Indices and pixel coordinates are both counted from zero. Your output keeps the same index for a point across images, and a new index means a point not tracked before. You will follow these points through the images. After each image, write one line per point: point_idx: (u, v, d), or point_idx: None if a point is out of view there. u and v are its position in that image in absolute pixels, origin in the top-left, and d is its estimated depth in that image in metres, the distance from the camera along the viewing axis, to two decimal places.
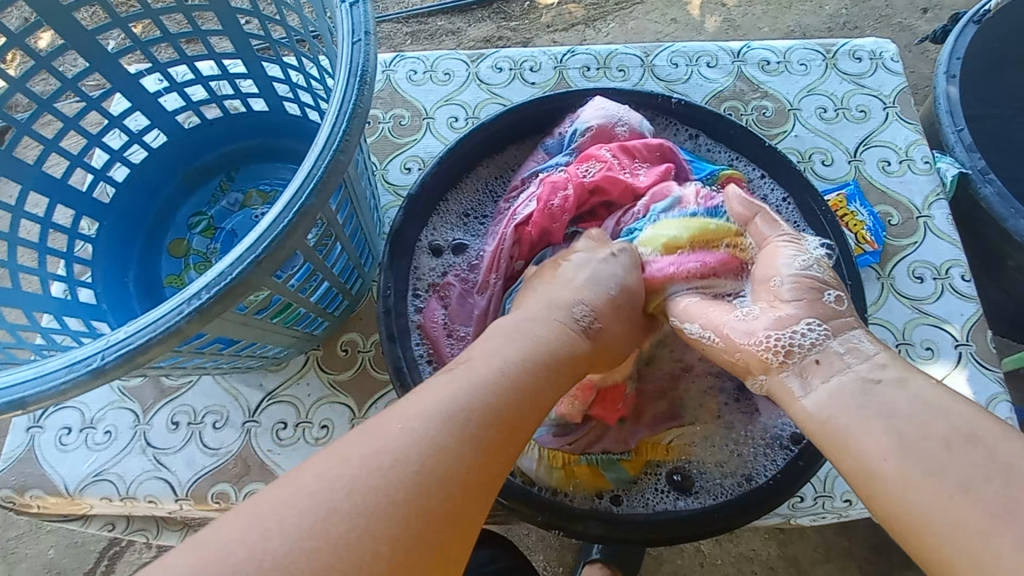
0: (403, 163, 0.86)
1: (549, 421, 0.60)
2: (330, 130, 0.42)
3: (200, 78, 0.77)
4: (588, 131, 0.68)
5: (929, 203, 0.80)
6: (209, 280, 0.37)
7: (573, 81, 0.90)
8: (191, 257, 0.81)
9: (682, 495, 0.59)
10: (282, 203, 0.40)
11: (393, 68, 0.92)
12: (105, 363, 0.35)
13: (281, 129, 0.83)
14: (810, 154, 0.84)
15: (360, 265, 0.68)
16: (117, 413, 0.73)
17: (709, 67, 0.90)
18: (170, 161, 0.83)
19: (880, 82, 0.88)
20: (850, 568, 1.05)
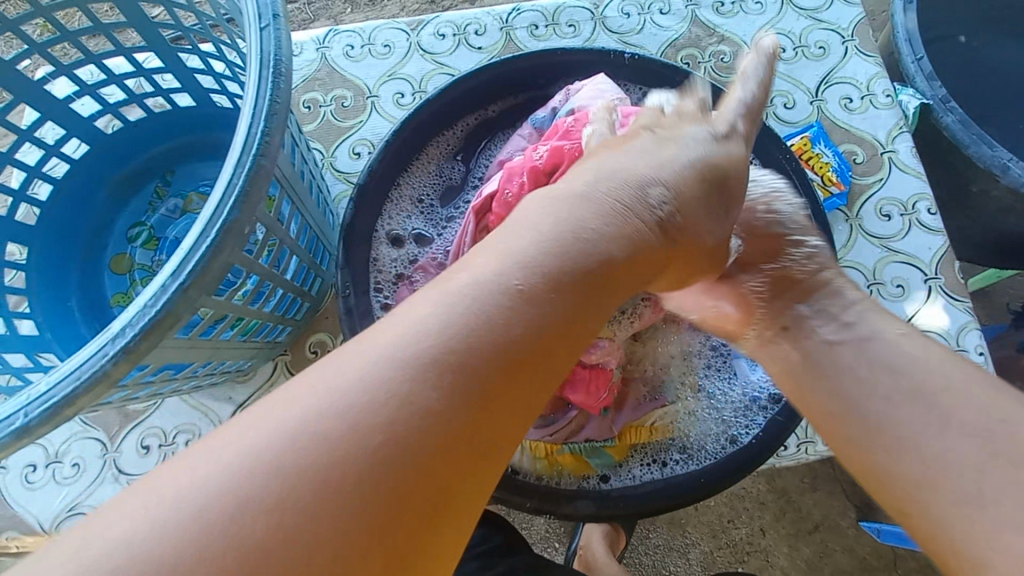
0: (351, 148, 0.82)
1: None
2: (247, 131, 0.38)
3: (114, 77, 0.70)
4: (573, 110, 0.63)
5: (893, 137, 0.79)
6: (133, 315, 0.34)
7: (521, 42, 0.85)
8: (135, 272, 0.76)
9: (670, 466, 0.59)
10: (202, 221, 0.36)
11: (328, 45, 0.86)
12: (30, 420, 0.32)
13: (214, 123, 0.77)
14: (771, 98, 0.81)
15: (316, 265, 0.65)
16: (83, 444, 0.70)
17: (662, 14, 0.85)
18: (96, 171, 0.76)
19: (837, 14, 0.85)
20: (835, 494, 1.09)
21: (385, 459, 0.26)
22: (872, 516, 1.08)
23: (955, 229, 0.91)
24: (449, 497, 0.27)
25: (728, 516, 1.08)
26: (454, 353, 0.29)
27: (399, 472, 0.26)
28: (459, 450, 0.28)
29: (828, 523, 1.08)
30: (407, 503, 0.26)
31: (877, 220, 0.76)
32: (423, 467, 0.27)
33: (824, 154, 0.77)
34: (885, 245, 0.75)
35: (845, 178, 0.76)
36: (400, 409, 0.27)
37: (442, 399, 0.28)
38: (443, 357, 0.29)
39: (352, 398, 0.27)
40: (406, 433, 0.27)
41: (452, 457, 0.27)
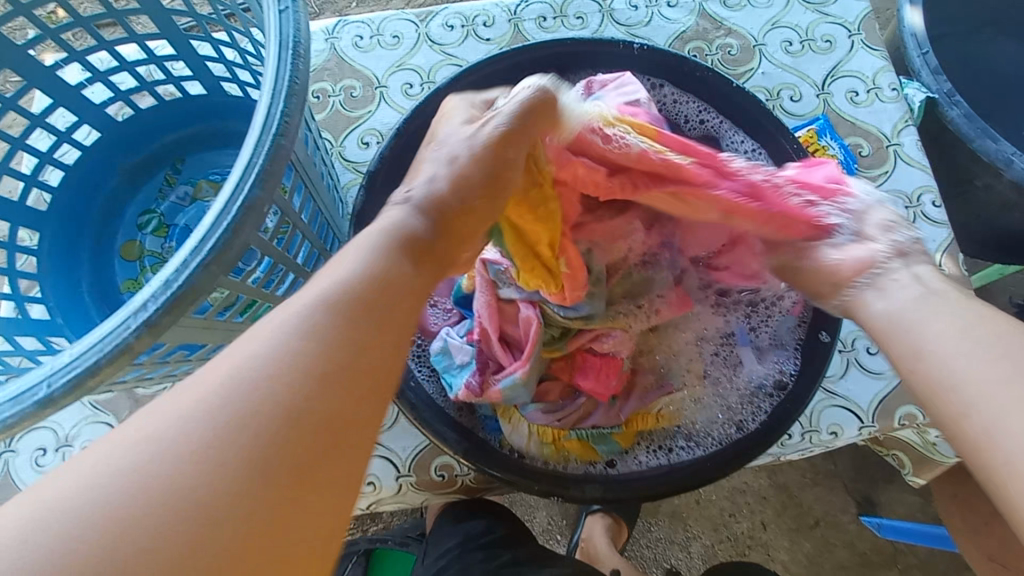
0: (360, 138, 0.82)
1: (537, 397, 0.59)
2: (266, 111, 0.38)
3: (126, 64, 0.71)
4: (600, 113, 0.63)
5: (898, 130, 0.80)
6: (156, 289, 0.35)
7: (529, 33, 0.86)
8: (146, 259, 0.77)
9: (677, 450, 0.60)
10: (223, 199, 0.37)
11: (337, 35, 0.86)
12: (54, 390, 0.33)
13: (224, 112, 0.77)
14: (778, 91, 0.82)
15: (327, 251, 0.65)
16: (93, 428, 0.71)
17: (670, 7, 0.86)
18: (107, 158, 0.77)
19: (844, 8, 0.85)
20: (836, 489, 1.10)
21: (271, 410, 0.29)
22: (872, 511, 1.09)
23: (959, 223, 0.92)
24: (339, 446, 0.31)
25: (729, 509, 1.09)
26: (317, 319, 0.33)
27: (280, 432, 0.29)
28: (331, 405, 0.31)
29: (829, 518, 1.09)
30: (300, 451, 0.29)
31: None
32: (298, 424, 0.30)
33: (830, 147, 0.78)
34: None
35: (850, 171, 0.77)
36: (288, 365, 0.31)
37: (315, 359, 0.32)
38: (307, 323, 0.33)
39: (264, 365, 0.31)
40: (270, 404, 0.30)
41: (330, 410, 0.31)
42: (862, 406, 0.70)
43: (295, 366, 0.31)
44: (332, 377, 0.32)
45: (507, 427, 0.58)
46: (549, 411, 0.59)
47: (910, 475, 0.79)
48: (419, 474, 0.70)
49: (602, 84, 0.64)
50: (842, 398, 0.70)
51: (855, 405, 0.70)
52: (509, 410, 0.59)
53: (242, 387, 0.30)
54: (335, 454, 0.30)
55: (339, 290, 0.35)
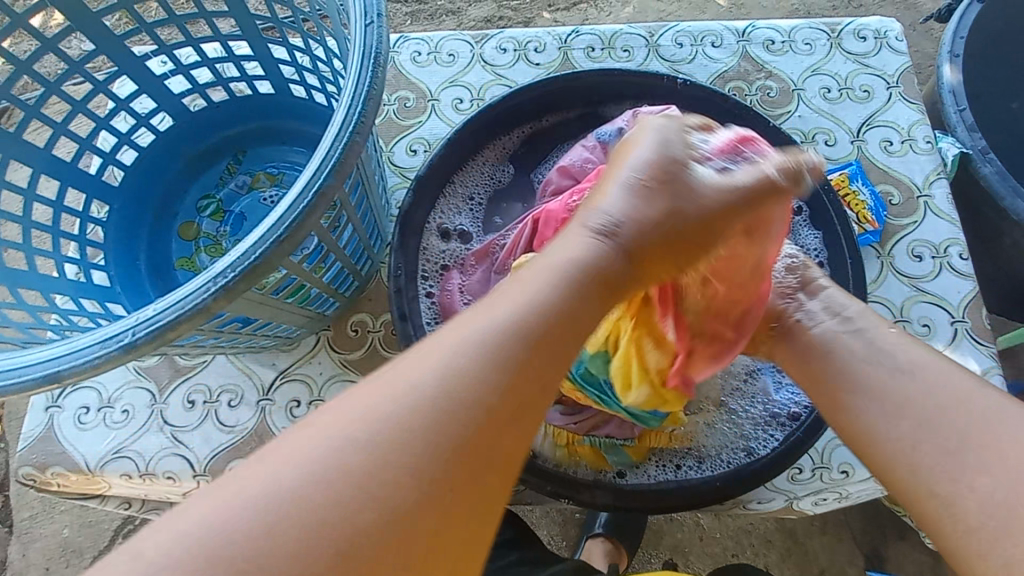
0: (408, 145, 0.87)
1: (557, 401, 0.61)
2: (345, 112, 0.43)
3: (207, 60, 0.77)
4: None
5: (930, 181, 0.81)
6: (234, 259, 0.39)
7: (577, 61, 0.90)
8: (200, 240, 0.82)
9: (690, 467, 0.61)
10: (301, 185, 0.41)
11: (397, 49, 0.92)
12: (137, 338, 0.37)
13: (288, 110, 0.83)
14: (813, 134, 0.84)
15: (370, 247, 0.69)
16: (133, 392, 0.75)
17: (714, 47, 0.90)
18: (177, 145, 0.83)
19: (884, 61, 0.88)
20: (844, 539, 1.08)
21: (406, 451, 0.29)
22: (880, 566, 1.07)
23: (985, 279, 0.92)
24: (489, 464, 0.30)
25: (732, 549, 1.08)
26: (475, 356, 0.32)
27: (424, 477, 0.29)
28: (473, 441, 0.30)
29: (835, 568, 1.07)
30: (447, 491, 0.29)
31: (909, 260, 0.78)
32: (441, 463, 0.29)
33: (860, 192, 0.80)
34: (915, 285, 0.77)
35: (879, 217, 0.79)
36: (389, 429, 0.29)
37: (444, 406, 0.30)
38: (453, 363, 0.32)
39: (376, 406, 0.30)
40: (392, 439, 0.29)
41: (477, 438, 0.30)
42: None
43: (440, 405, 0.30)
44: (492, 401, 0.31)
45: None
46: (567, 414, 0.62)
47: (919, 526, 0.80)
48: None
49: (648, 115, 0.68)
50: None
51: None
52: None
53: (352, 449, 0.28)
54: (489, 484, 0.30)
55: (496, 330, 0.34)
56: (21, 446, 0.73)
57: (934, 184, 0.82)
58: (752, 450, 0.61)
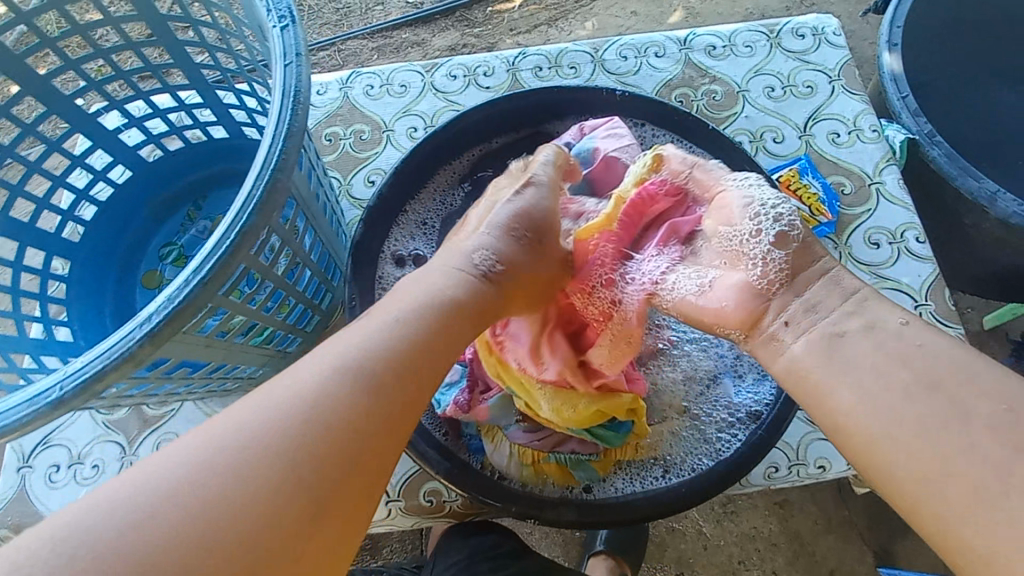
0: (366, 177, 0.88)
1: (519, 416, 0.60)
2: (266, 151, 0.44)
3: (158, 111, 0.79)
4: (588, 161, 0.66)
5: (880, 169, 0.82)
6: (160, 303, 0.39)
7: (526, 82, 0.92)
8: (164, 287, 0.82)
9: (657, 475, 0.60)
10: (224, 225, 0.41)
11: (350, 85, 0.94)
12: (64, 393, 0.37)
13: (242, 153, 0.84)
14: (761, 133, 0.86)
15: (327, 280, 0.70)
16: (104, 446, 0.74)
17: (657, 57, 0.92)
18: (136, 196, 0.84)
19: (824, 56, 0.90)
20: (850, 536, 1.06)
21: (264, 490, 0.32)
22: (889, 562, 1.05)
23: (951, 260, 0.93)
24: (346, 490, 0.34)
25: (738, 556, 1.06)
26: (320, 396, 0.36)
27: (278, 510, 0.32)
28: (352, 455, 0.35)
29: (843, 568, 1.05)
30: (302, 519, 0.32)
31: (866, 248, 0.78)
32: (293, 493, 0.32)
33: (811, 185, 0.81)
34: (874, 272, 0.77)
35: (833, 209, 0.80)
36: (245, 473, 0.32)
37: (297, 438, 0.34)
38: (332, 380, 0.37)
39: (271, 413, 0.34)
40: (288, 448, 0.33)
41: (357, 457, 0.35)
42: None
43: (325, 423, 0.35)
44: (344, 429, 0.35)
45: (489, 445, 0.60)
46: (530, 430, 0.60)
47: None
48: (408, 499, 0.71)
49: (593, 128, 0.69)
50: None
51: None
52: (492, 430, 0.60)
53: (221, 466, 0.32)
54: (344, 511, 0.34)
55: (339, 368, 0.38)
56: None
57: (884, 171, 0.83)
58: (721, 449, 0.60)
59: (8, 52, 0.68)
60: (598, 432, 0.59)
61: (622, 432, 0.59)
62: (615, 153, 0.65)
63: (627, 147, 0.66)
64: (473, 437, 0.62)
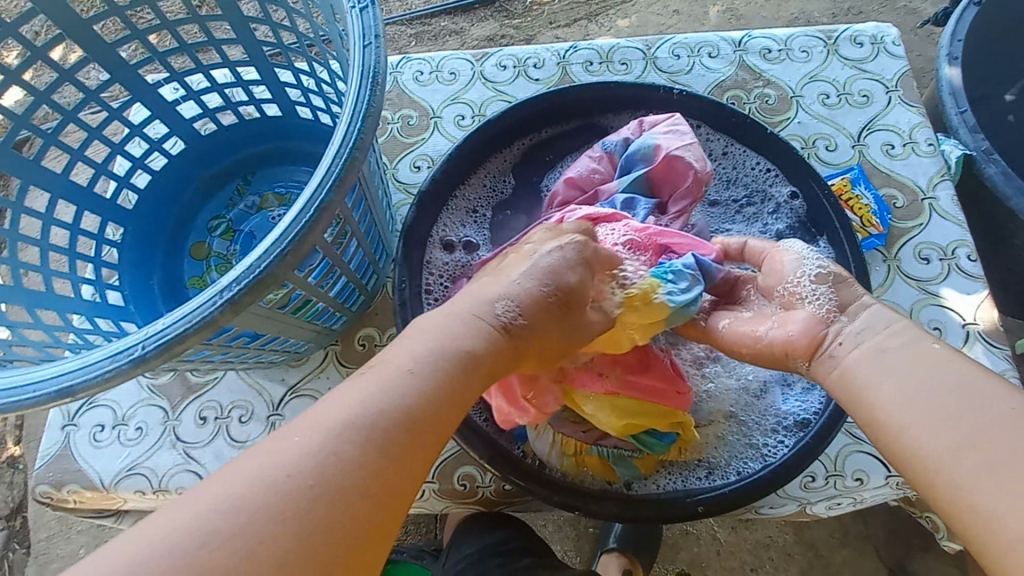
0: (413, 162, 0.89)
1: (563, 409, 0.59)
2: (345, 129, 0.44)
3: (217, 85, 0.80)
4: (649, 154, 0.67)
5: (933, 184, 0.81)
6: (239, 274, 0.40)
7: (577, 76, 0.92)
8: (212, 258, 0.84)
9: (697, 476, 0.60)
10: (302, 201, 0.42)
11: (400, 69, 0.94)
12: (146, 352, 0.38)
13: (295, 132, 0.85)
14: (813, 140, 0.85)
15: (376, 261, 0.70)
16: (147, 409, 0.76)
17: (711, 57, 0.91)
18: (189, 167, 0.85)
19: (882, 65, 0.89)
20: (866, 552, 1.06)
21: (334, 478, 0.35)
22: None
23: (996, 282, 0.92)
24: (394, 497, 0.36)
25: (751, 564, 1.06)
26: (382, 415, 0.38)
27: (342, 488, 0.35)
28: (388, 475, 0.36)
29: None
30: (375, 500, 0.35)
31: (916, 263, 0.77)
32: (370, 483, 0.35)
33: (864, 196, 0.80)
34: (923, 288, 0.76)
35: (884, 221, 0.79)
36: (305, 457, 0.35)
37: (356, 433, 0.37)
38: (386, 394, 0.39)
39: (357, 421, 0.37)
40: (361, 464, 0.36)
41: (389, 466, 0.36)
42: None
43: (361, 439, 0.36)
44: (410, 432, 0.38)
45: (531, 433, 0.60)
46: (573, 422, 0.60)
47: (944, 539, 0.79)
48: (443, 482, 0.72)
49: (653, 124, 0.70)
50: (868, 444, 0.70)
51: (882, 453, 0.70)
52: None
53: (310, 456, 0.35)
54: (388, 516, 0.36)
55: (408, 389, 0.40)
56: (37, 464, 0.74)
57: (939, 185, 0.81)
58: (766, 454, 0.60)
59: (79, 19, 0.70)
60: (642, 437, 0.58)
61: (665, 441, 0.59)
62: (678, 151, 0.65)
63: (691, 145, 0.66)
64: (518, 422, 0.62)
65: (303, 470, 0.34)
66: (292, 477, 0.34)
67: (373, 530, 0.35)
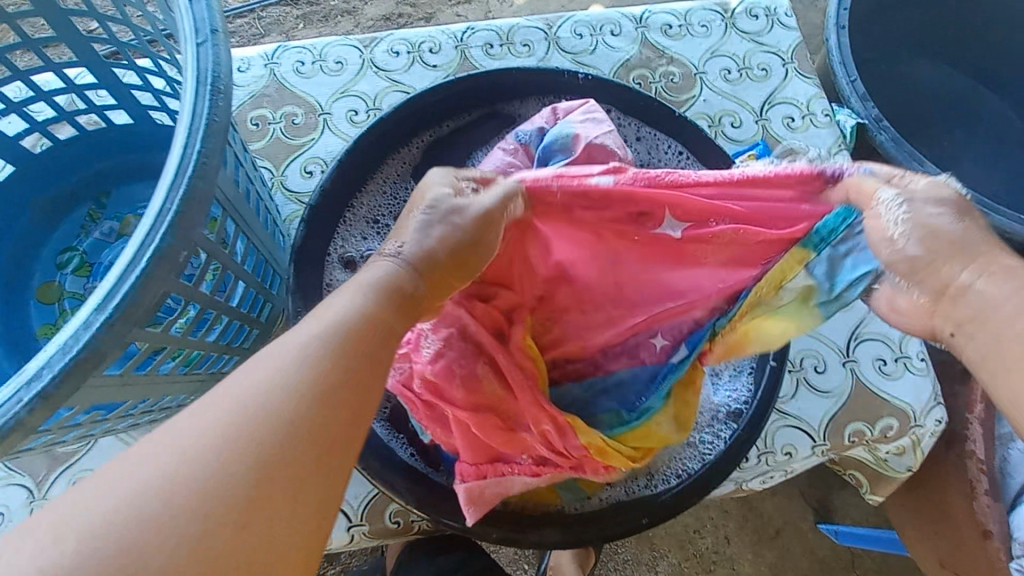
0: (303, 167, 0.79)
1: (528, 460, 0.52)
2: (181, 153, 0.35)
3: (41, 93, 0.66)
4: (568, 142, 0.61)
5: (832, 154, 0.83)
6: (51, 355, 0.31)
7: (476, 60, 0.85)
8: (66, 301, 0.70)
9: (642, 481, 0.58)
10: (130, 249, 0.33)
11: (277, 60, 0.83)
12: None
13: (153, 142, 0.73)
14: (719, 117, 0.84)
15: (265, 289, 0.61)
16: (4, 492, 0.63)
17: (613, 36, 0.87)
18: (23, 195, 0.71)
19: (777, 38, 0.89)
20: (794, 497, 1.12)
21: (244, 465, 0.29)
22: (828, 518, 1.11)
23: None
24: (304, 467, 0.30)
25: (694, 526, 1.09)
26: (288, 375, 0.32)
27: (260, 469, 0.29)
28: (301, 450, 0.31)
29: (788, 527, 1.10)
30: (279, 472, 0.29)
31: None
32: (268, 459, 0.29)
33: None
34: None
35: None
36: (198, 441, 0.29)
37: (273, 407, 0.31)
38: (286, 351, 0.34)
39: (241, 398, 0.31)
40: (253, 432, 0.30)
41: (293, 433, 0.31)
42: (813, 424, 0.71)
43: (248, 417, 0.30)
44: (331, 397, 0.33)
45: None
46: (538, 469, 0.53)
47: (868, 492, 0.79)
48: (373, 522, 0.66)
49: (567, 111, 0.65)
50: (793, 417, 0.71)
51: (806, 425, 0.71)
52: None
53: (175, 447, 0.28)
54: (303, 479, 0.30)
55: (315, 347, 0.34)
56: None
57: (838, 154, 0.83)
58: (702, 451, 0.59)
59: None
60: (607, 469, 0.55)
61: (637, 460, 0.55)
62: (597, 139, 0.60)
63: (610, 132, 0.61)
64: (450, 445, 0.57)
65: (195, 477, 0.28)
66: (177, 478, 0.27)
67: (289, 531, 0.29)
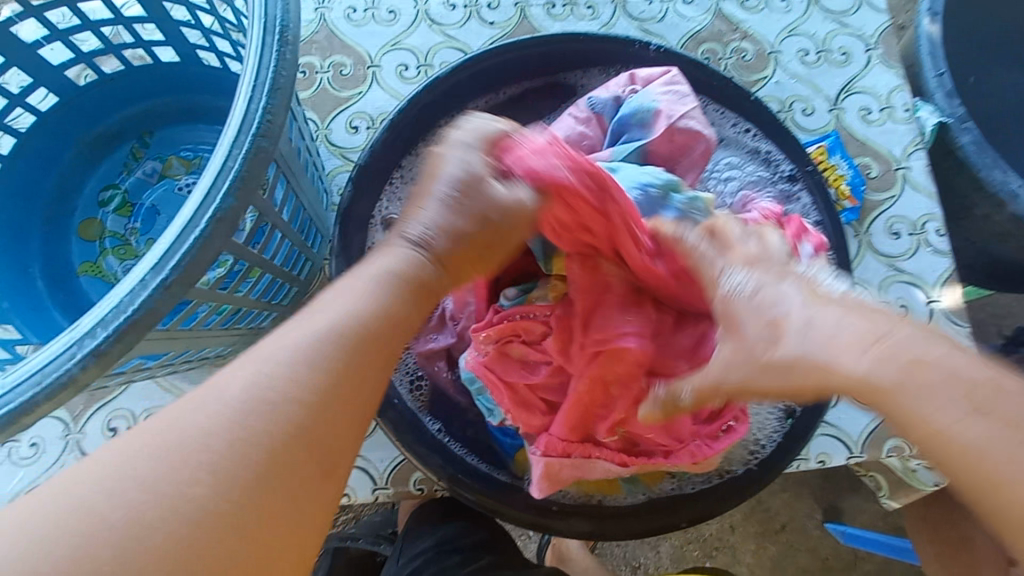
0: (348, 121, 0.76)
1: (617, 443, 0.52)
2: (247, 107, 0.34)
3: (90, 24, 0.62)
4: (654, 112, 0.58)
5: (907, 153, 0.77)
6: (106, 312, 0.30)
7: (535, 21, 0.80)
8: (106, 240, 0.70)
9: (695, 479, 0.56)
10: (191, 208, 0.32)
11: (328, 5, 0.79)
12: None
13: (201, 84, 0.71)
14: (790, 103, 0.79)
15: (308, 248, 0.60)
16: (42, 423, 0.65)
17: (685, 3, 0.81)
18: (67, 127, 0.70)
19: (863, 19, 0.82)
20: (805, 495, 1.08)
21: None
22: (837, 518, 1.08)
23: None
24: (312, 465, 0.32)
25: None
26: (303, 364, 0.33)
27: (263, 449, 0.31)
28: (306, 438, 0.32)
29: (795, 522, 1.08)
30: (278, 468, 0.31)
31: (885, 237, 0.75)
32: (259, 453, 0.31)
33: (839, 166, 0.75)
34: (891, 264, 0.74)
35: (858, 194, 0.75)
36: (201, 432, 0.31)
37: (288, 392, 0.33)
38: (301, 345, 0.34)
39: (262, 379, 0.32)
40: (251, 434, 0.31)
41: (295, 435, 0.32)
42: (852, 435, 0.69)
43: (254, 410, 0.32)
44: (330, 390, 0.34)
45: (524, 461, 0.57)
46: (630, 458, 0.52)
47: (886, 498, 0.78)
48: (397, 486, 0.67)
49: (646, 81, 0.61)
50: (832, 426, 0.69)
51: (845, 435, 0.69)
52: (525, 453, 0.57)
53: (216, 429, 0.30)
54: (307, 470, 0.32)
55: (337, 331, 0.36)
56: None
57: (915, 155, 0.78)
58: (753, 452, 0.57)
59: None
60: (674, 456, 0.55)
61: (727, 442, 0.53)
62: (681, 115, 0.57)
63: (694, 110, 0.58)
64: (506, 429, 0.58)
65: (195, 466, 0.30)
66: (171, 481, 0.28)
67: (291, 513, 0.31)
